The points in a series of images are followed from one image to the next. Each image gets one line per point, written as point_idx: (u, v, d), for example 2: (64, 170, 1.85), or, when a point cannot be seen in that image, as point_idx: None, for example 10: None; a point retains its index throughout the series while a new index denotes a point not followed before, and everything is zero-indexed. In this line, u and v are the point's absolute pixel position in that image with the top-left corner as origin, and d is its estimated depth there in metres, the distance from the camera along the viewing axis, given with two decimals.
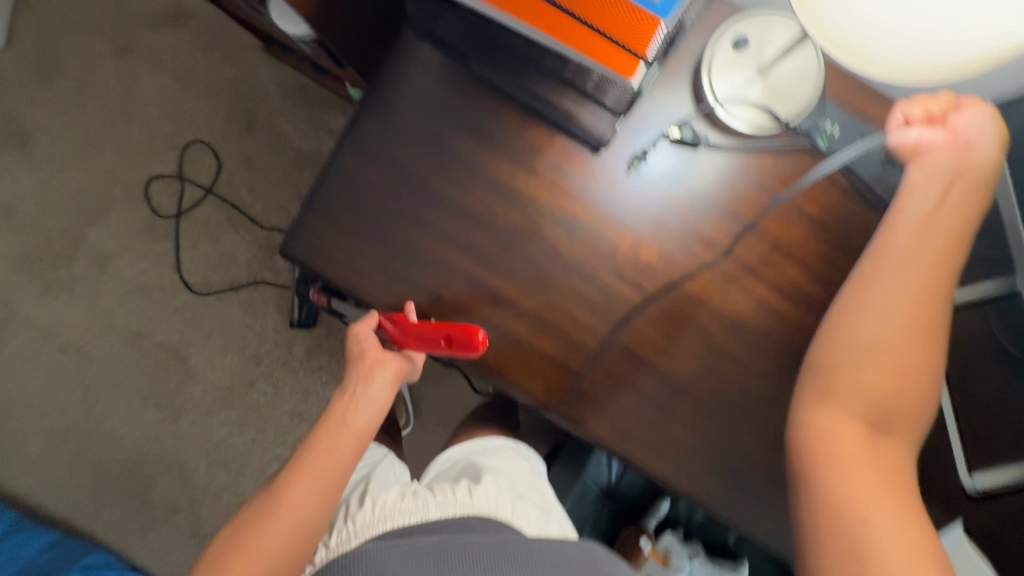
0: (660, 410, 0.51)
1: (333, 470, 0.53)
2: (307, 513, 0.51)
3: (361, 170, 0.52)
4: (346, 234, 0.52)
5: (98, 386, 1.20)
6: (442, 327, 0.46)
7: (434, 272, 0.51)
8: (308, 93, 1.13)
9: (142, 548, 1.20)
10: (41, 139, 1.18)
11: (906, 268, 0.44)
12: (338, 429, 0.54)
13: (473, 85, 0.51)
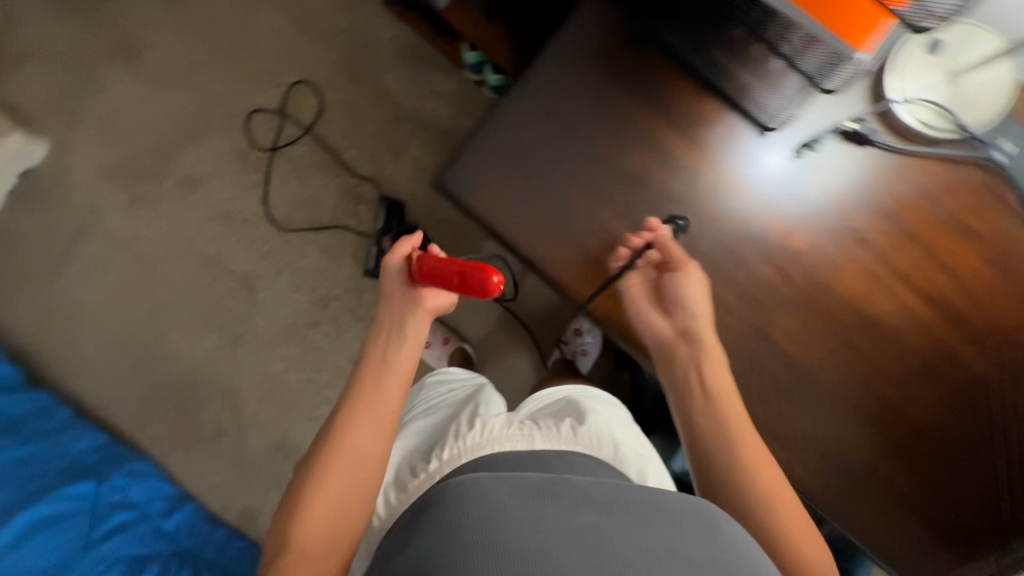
0: (785, 396, 0.51)
1: (381, 410, 0.60)
2: (365, 454, 0.57)
3: (527, 115, 0.54)
4: (503, 174, 0.54)
5: (166, 302, 1.23)
6: (459, 266, 0.57)
7: (583, 226, 0.53)
8: (417, 51, 1.15)
9: (184, 464, 1.24)
10: (153, 55, 1.21)
11: (711, 409, 0.47)
12: (380, 373, 0.62)
13: (652, 50, 0.53)
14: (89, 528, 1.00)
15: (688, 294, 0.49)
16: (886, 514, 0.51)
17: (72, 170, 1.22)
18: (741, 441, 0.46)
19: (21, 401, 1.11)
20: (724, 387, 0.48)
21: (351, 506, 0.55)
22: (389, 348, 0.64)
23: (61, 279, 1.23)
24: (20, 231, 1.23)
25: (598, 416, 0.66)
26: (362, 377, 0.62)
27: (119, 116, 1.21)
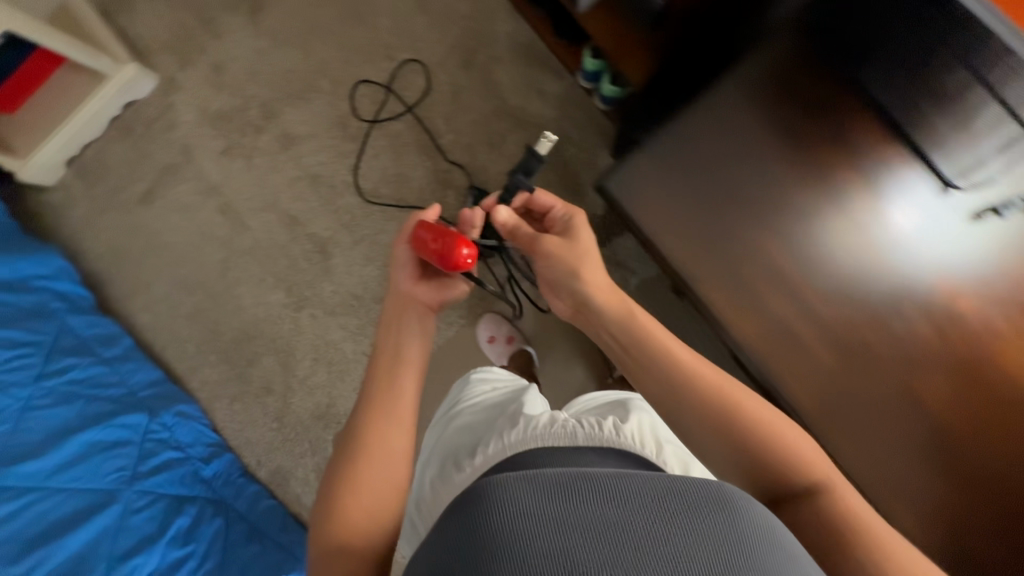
0: (922, 416, 0.69)
1: (399, 402, 0.69)
2: (388, 447, 0.66)
3: (724, 182, 0.79)
4: (688, 225, 0.82)
5: (243, 253, 1.25)
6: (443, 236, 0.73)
7: (755, 275, 0.78)
8: (533, 50, 1.15)
9: (226, 414, 1.25)
10: (276, 12, 1.24)
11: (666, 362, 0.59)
12: (395, 364, 0.74)
13: (861, 106, 0.66)
14: (135, 461, 1.00)
15: (556, 257, 0.69)
16: (995, 530, 0.66)
17: (178, 110, 1.25)
18: (674, 368, 0.59)
19: (91, 323, 1.13)
20: (628, 341, 0.62)
21: (383, 489, 0.63)
22: (398, 348, 0.75)
23: (148, 212, 1.27)
24: (120, 160, 1.28)
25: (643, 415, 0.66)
26: (373, 379, 0.72)
27: (232, 65, 1.24)
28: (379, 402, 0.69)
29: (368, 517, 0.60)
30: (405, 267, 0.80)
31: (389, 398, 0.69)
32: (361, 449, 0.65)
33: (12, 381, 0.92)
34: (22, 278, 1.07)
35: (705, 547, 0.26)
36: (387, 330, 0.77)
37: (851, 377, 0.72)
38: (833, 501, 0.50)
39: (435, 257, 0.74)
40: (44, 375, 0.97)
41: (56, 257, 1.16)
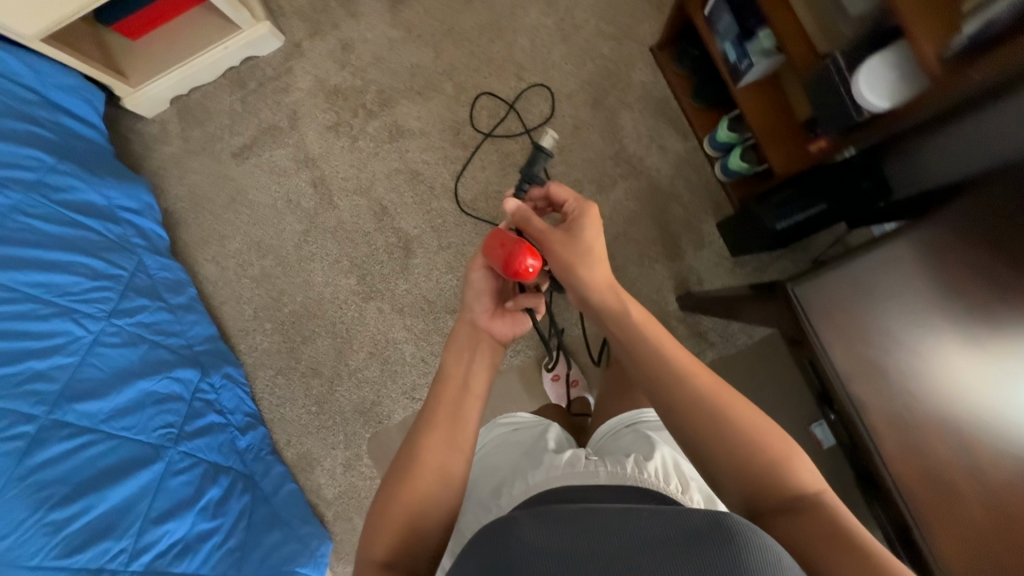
0: None
1: (457, 422, 0.64)
2: (440, 470, 0.61)
3: (894, 274, 0.64)
4: (843, 311, 0.65)
5: (324, 230, 1.23)
6: (510, 243, 0.64)
7: (900, 393, 0.61)
8: (662, 106, 1.15)
9: (266, 387, 1.21)
10: (417, 6, 1.23)
11: (657, 360, 0.59)
12: (462, 390, 0.66)
13: None
14: (182, 420, 0.97)
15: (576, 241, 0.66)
16: None
17: (296, 76, 1.25)
18: (660, 363, 0.59)
19: (163, 265, 1.11)
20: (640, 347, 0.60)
21: (430, 508, 0.60)
22: (468, 368, 0.68)
23: (238, 167, 1.26)
24: (224, 110, 1.27)
25: (666, 451, 0.70)
26: (439, 402, 0.65)
27: (360, 46, 1.24)
28: (442, 418, 0.64)
29: (413, 536, 0.59)
30: (480, 296, 0.72)
31: (455, 420, 0.64)
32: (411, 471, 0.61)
33: (87, 313, 0.90)
34: (111, 207, 1.05)
35: (699, 558, 0.39)
36: (457, 353, 0.69)
37: (979, 555, 0.56)
38: (819, 513, 0.51)
39: (497, 264, 0.65)
40: (117, 312, 0.95)
41: (143, 191, 1.14)
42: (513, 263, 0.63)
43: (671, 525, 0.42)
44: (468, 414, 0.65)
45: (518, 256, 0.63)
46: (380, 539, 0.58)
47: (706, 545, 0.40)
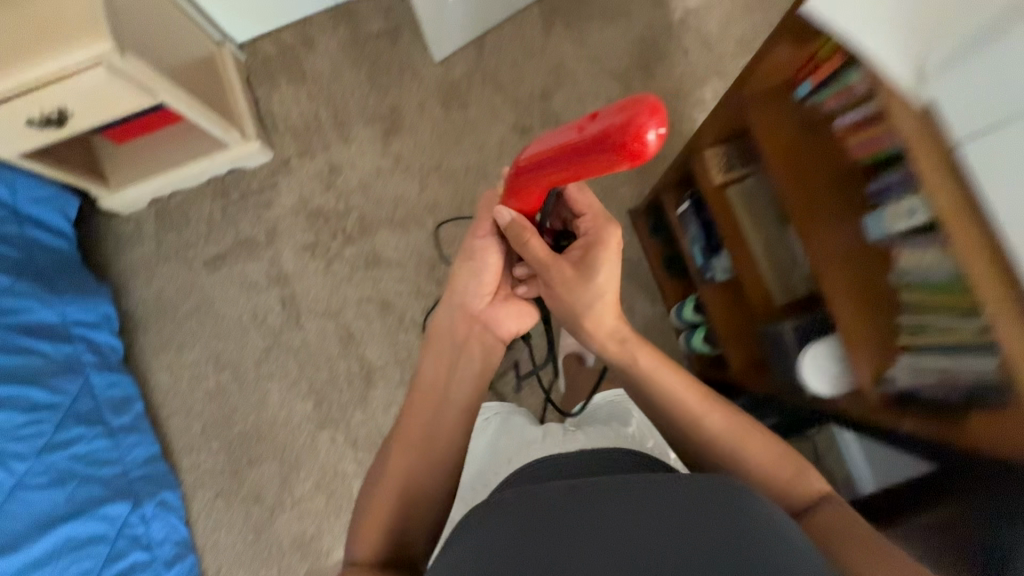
0: None
1: (433, 430, 0.69)
2: (420, 484, 0.67)
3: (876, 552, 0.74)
4: None
5: (287, 349, 1.21)
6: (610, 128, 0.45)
7: None
8: (634, 268, 1.18)
9: (202, 509, 1.16)
10: (407, 139, 1.26)
11: (684, 389, 0.69)
12: (442, 401, 0.71)
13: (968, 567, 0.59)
14: (102, 565, 0.94)
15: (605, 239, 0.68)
16: None
17: (279, 191, 1.26)
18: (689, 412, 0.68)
19: (111, 381, 1.08)
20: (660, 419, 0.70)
21: (421, 504, 0.67)
22: (449, 376, 0.73)
23: (210, 275, 1.25)
24: (204, 216, 1.26)
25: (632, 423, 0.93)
26: (414, 418, 0.70)
27: (348, 171, 1.26)
28: (419, 427, 0.70)
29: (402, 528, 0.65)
30: (482, 274, 0.75)
31: (432, 430, 0.69)
32: (401, 479, 0.67)
33: (16, 454, 0.87)
34: (66, 323, 1.04)
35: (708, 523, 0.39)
36: (437, 357, 0.74)
37: None
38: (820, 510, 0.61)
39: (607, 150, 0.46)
40: (50, 448, 0.92)
41: (103, 302, 1.13)
42: (624, 107, 0.44)
43: (667, 500, 0.41)
44: (453, 411, 0.71)
45: (637, 101, 0.44)
46: (366, 533, 0.65)
47: (706, 507, 0.41)
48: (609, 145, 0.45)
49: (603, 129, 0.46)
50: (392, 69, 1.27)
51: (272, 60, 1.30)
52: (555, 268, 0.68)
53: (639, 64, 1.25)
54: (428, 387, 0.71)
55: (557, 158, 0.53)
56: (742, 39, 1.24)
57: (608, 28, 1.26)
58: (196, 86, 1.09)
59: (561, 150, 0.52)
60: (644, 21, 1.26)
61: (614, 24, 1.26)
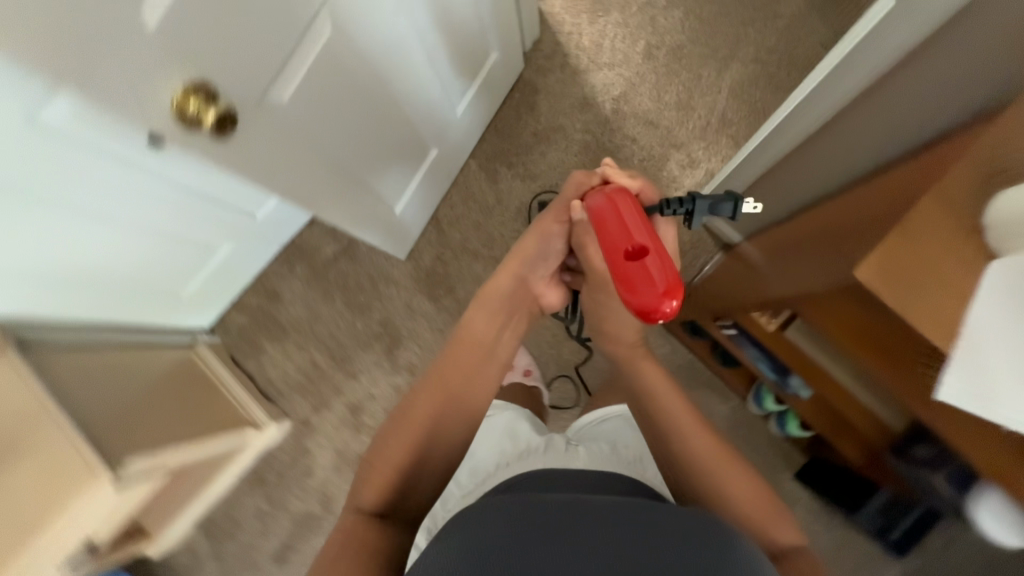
0: None
1: (457, 392, 0.73)
2: (431, 435, 0.69)
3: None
4: None
5: None
6: (643, 281, 0.53)
7: None
8: (691, 370, 1.13)
9: None
10: (413, 346, 1.20)
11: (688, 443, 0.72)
12: (486, 354, 0.78)
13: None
14: None
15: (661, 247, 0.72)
16: None
17: (313, 454, 1.19)
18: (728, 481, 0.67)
19: None
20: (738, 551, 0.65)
21: (404, 475, 0.67)
22: (495, 332, 0.79)
23: (283, 569, 1.17)
24: (250, 514, 1.19)
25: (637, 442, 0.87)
26: (452, 362, 0.75)
27: (369, 404, 1.20)
28: (448, 374, 0.73)
29: (400, 488, 0.66)
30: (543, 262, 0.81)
31: (465, 381, 0.74)
32: (410, 430, 0.69)
33: None
34: None
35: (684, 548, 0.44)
36: (487, 319, 0.78)
37: None
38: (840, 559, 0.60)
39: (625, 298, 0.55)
40: None
41: None
42: (671, 283, 0.52)
43: (664, 521, 0.47)
44: (471, 386, 0.74)
45: (676, 289, 0.52)
46: (371, 487, 0.65)
47: (694, 541, 0.45)
48: (633, 279, 0.54)
49: (632, 287, 0.54)
50: (364, 285, 1.23)
51: (246, 328, 1.24)
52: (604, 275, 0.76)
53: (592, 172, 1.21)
54: (474, 340, 0.77)
55: (615, 237, 0.59)
56: (680, 105, 1.20)
57: (551, 152, 1.23)
58: (194, 415, 1.02)
59: (620, 228, 0.59)
60: (579, 130, 1.23)
61: (552, 145, 1.23)
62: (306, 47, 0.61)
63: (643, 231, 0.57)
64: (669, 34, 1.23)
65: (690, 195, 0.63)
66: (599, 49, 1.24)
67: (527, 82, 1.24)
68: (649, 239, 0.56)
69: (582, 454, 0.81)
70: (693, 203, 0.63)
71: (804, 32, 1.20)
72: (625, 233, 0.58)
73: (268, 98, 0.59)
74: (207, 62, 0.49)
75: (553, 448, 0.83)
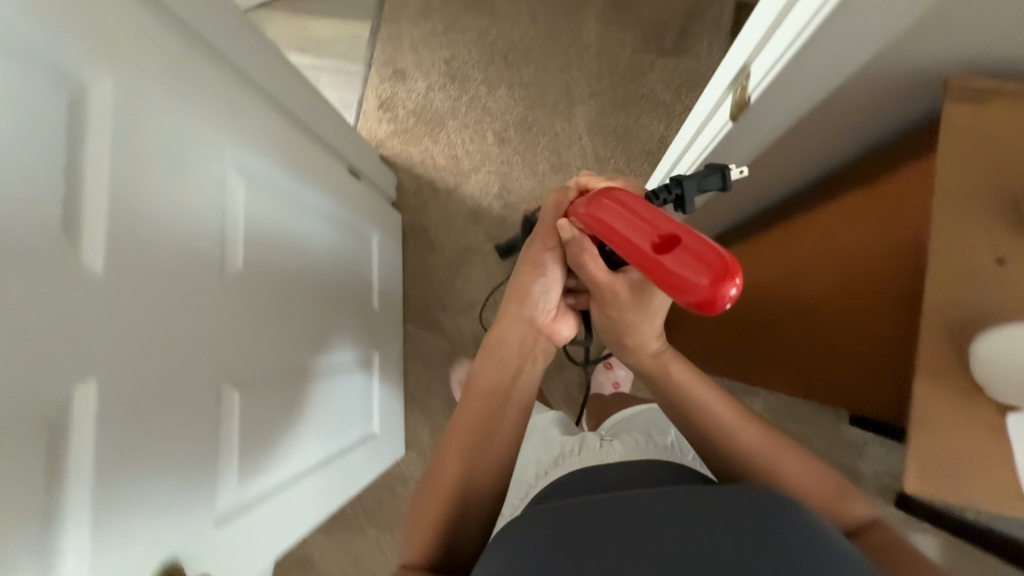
0: None
1: (488, 433, 0.63)
2: (461, 486, 0.61)
3: None
4: None
5: None
6: (687, 275, 0.45)
7: None
8: None
9: None
10: None
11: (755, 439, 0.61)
12: (505, 403, 0.65)
13: None
14: None
15: None
16: None
17: None
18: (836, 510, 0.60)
19: None
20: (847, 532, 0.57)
21: (440, 531, 0.59)
22: (513, 372, 0.66)
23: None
24: None
25: (674, 429, 0.79)
26: (470, 401, 0.65)
27: None
28: (472, 415, 0.64)
29: (446, 550, 0.60)
30: (550, 288, 0.65)
31: (490, 419, 0.64)
32: (437, 475, 0.62)
33: None
34: None
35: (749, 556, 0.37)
36: (498, 366, 0.66)
37: None
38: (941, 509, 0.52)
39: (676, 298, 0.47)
40: None
41: None
42: (720, 264, 0.44)
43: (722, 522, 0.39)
44: (501, 426, 0.64)
45: (728, 267, 0.44)
46: (412, 546, 0.60)
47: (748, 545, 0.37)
48: (672, 279, 0.46)
49: (678, 284, 0.46)
50: (382, 495, 1.16)
51: None
52: (607, 288, 0.59)
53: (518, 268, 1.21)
54: (490, 385, 0.65)
55: (629, 237, 0.50)
56: (555, 167, 1.22)
57: (474, 273, 1.21)
58: None
59: (630, 225, 0.50)
60: (485, 239, 1.22)
61: (469, 265, 1.21)
62: (223, 438, 0.57)
63: (652, 220, 0.49)
64: (507, 113, 1.24)
65: (675, 178, 0.60)
66: (457, 160, 1.24)
67: (414, 225, 1.23)
68: (670, 224, 0.48)
69: (618, 445, 0.72)
70: (680, 185, 0.60)
71: (617, 47, 1.24)
72: (637, 226, 0.50)
73: (220, 514, 0.56)
74: (130, 499, 0.44)
75: (593, 449, 0.72)
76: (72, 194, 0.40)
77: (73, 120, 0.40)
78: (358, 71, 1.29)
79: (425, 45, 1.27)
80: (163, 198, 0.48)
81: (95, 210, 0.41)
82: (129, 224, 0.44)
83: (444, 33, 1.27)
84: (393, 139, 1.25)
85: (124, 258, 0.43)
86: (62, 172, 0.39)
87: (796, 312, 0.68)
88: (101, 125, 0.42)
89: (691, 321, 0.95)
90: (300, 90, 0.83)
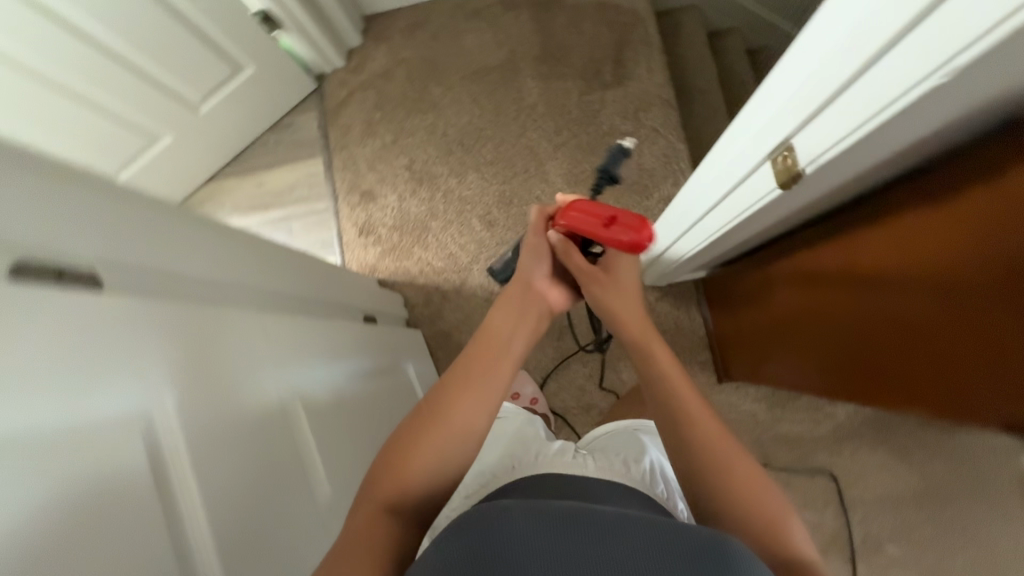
0: None
1: (493, 370, 0.58)
2: (465, 422, 0.55)
3: None
4: None
5: None
6: (624, 231, 0.57)
7: None
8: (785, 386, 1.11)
9: None
10: None
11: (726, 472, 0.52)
12: (506, 349, 0.60)
13: None
14: None
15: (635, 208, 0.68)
16: None
17: None
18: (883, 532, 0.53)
19: None
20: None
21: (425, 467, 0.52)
22: (516, 327, 0.62)
23: None
24: None
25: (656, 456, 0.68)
26: (477, 340, 0.60)
27: None
28: (483, 346, 0.60)
29: (420, 486, 0.52)
30: (543, 269, 0.68)
31: (500, 354, 0.59)
32: (440, 404, 0.55)
33: None
34: None
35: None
36: (505, 314, 0.63)
37: None
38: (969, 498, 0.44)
39: (624, 250, 0.58)
40: None
41: None
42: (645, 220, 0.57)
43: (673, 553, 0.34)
44: (505, 361, 0.59)
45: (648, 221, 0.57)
46: (393, 474, 0.52)
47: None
48: (617, 240, 0.58)
49: (621, 240, 0.57)
50: None
51: None
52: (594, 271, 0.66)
53: (553, 339, 1.18)
54: (495, 327, 0.62)
55: (579, 220, 0.60)
56: None
57: None
58: None
59: (578, 212, 0.61)
60: None
61: None
62: None
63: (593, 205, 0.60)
64: (484, 196, 1.23)
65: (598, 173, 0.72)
66: (452, 258, 1.21)
67: (434, 334, 1.20)
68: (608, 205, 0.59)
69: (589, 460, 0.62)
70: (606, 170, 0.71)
71: (563, 96, 1.24)
72: (582, 211, 0.60)
73: None
74: None
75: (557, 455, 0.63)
76: (179, 541, 0.41)
77: (156, 465, 0.42)
78: (325, 207, 1.28)
79: (381, 160, 1.27)
80: (242, 469, 0.49)
81: (194, 520, 0.43)
82: (229, 540, 0.45)
83: (395, 143, 1.27)
84: (384, 260, 1.23)
85: (226, 562, 0.44)
86: (159, 511, 0.40)
87: (924, 337, 0.55)
88: (176, 447, 0.43)
89: (779, 350, 0.87)
90: (295, 270, 0.81)
